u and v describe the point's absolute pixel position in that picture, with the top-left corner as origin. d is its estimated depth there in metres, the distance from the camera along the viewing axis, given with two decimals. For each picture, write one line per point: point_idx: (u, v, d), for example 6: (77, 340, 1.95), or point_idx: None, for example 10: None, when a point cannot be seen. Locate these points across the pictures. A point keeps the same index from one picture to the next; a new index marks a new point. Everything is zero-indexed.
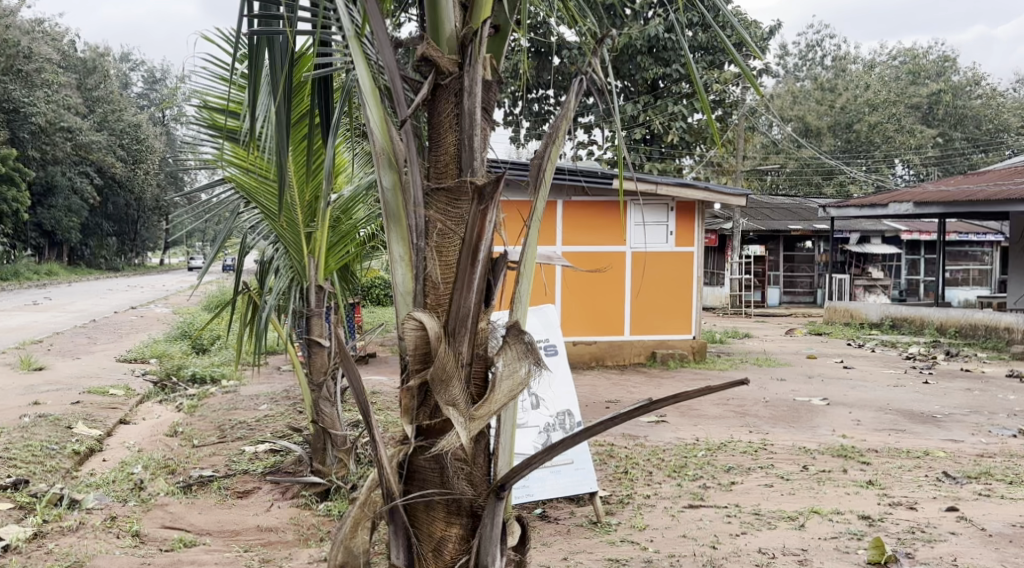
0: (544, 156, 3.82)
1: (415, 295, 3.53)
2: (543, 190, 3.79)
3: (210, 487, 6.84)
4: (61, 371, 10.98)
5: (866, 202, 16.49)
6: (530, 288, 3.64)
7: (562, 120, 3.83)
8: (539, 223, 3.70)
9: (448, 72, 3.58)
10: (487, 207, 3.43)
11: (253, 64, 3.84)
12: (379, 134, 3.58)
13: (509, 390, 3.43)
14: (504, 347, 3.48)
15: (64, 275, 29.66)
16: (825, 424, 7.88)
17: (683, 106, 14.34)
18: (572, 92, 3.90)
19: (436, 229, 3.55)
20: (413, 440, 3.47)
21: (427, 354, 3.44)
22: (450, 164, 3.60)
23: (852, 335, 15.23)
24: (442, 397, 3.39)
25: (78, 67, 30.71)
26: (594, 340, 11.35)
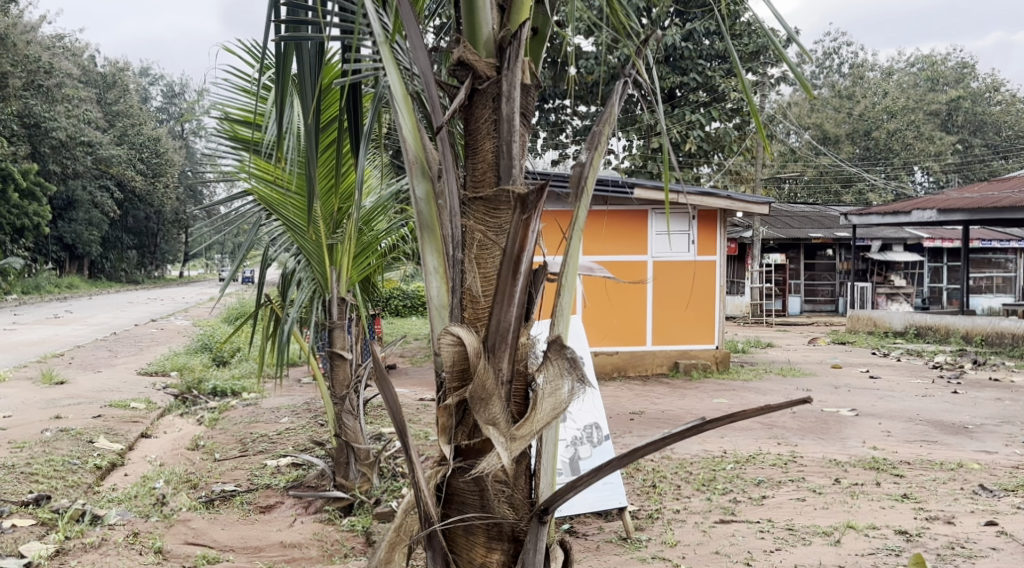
0: (586, 164, 4.03)
1: (452, 308, 3.65)
2: (584, 201, 3.96)
3: (232, 502, 6.77)
4: (82, 385, 10.95)
5: (889, 209, 16.27)
6: (570, 299, 3.75)
7: (607, 121, 4.06)
8: (579, 236, 3.86)
9: (486, 77, 3.68)
10: (529, 217, 3.54)
11: (279, 73, 3.82)
12: (413, 143, 3.68)
13: (550, 409, 3.55)
14: (546, 362, 3.60)
15: (85, 288, 29.79)
16: (854, 435, 7.73)
17: (701, 115, 13.98)
18: (616, 94, 4.16)
19: (474, 241, 3.67)
20: (452, 461, 3.59)
21: (464, 371, 3.56)
22: (488, 172, 3.70)
23: (876, 344, 15.05)
24: (483, 415, 3.52)
25: (98, 82, 31.46)
26: (616, 350, 11.23)
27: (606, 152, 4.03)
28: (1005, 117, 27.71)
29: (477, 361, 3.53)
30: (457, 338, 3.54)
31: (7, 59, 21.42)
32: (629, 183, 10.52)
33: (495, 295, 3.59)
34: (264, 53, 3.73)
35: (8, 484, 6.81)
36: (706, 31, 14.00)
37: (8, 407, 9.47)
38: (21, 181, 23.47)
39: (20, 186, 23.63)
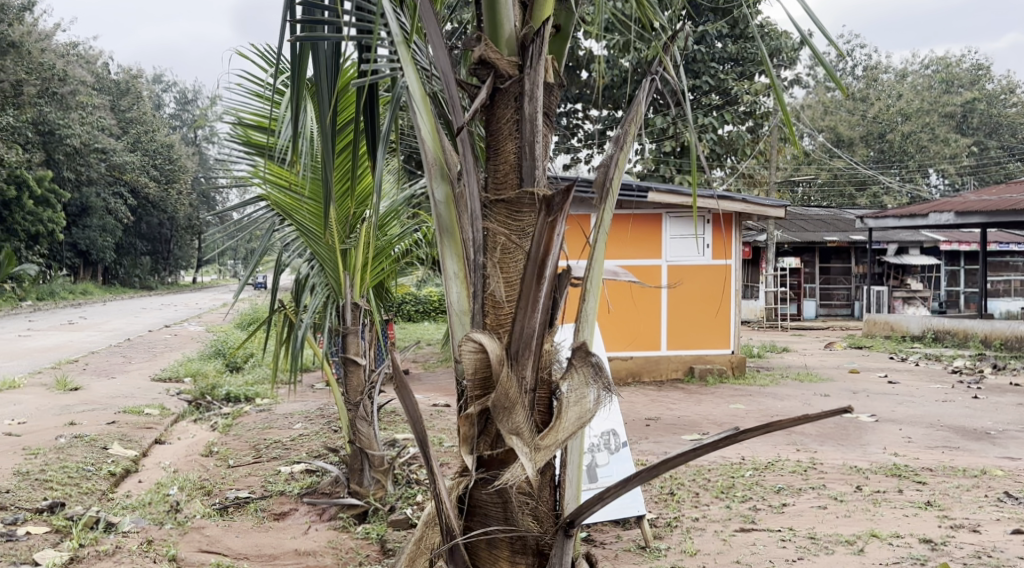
0: (611, 166, 4.01)
1: (473, 314, 3.62)
2: (609, 204, 3.93)
3: (246, 509, 6.73)
4: (96, 391, 10.93)
5: (906, 212, 16.11)
6: (596, 304, 3.74)
7: (635, 116, 4.02)
8: (605, 240, 3.82)
9: (508, 76, 3.64)
10: (556, 219, 3.49)
11: (295, 75, 3.77)
12: (431, 145, 3.67)
13: (576, 418, 3.53)
14: (571, 370, 3.58)
15: (99, 295, 29.85)
16: (875, 441, 7.64)
17: (714, 118, 13.85)
18: (644, 90, 4.18)
19: (496, 245, 3.62)
20: (474, 472, 3.55)
21: (487, 379, 3.52)
22: (510, 173, 3.65)
23: (894, 349, 14.91)
24: (506, 424, 3.48)
25: (112, 89, 31.69)
26: (630, 355, 11.15)
27: (632, 152, 3.99)
28: (1021, 120, 27.52)
29: (500, 369, 3.49)
30: (479, 344, 3.51)
31: (22, 67, 20.83)
32: (643, 187, 10.46)
33: (519, 300, 3.55)
34: (280, 55, 3.68)
35: (23, 491, 6.79)
36: (719, 34, 13.94)
37: (23, 413, 9.46)
38: (35, 188, 23.61)
39: (35, 193, 23.78)
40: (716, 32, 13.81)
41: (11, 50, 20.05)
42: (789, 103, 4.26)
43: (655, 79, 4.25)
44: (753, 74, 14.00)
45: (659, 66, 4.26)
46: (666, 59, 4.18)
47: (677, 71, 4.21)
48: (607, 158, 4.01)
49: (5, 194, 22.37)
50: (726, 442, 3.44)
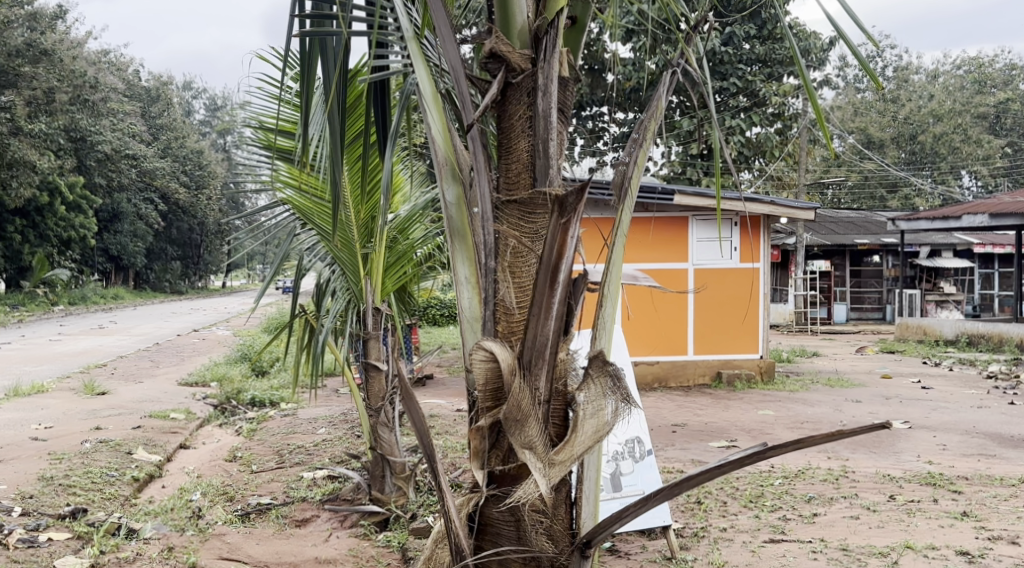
0: (629, 164, 3.92)
1: (484, 321, 3.63)
2: (627, 204, 3.86)
3: (268, 515, 6.66)
4: (123, 396, 10.96)
5: (939, 215, 15.81)
6: (614, 310, 3.73)
7: (656, 110, 3.93)
8: (623, 240, 3.77)
9: (520, 71, 3.64)
10: (568, 222, 3.47)
11: (304, 74, 3.71)
12: (443, 146, 3.71)
13: (592, 432, 3.53)
14: (587, 381, 3.58)
15: (130, 299, 30.08)
16: (908, 449, 7.45)
17: (742, 120, 13.66)
18: (665, 85, 4.10)
19: (507, 247, 3.64)
20: (486, 488, 3.57)
21: (499, 390, 3.52)
22: (523, 172, 3.66)
23: (927, 353, 14.64)
24: (518, 436, 3.48)
25: (143, 95, 32.41)
26: (656, 360, 11.02)
27: (651, 152, 3.89)
28: None
29: (512, 379, 3.50)
30: (490, 352, 3.51)
31: (53, 75, 20.22)
32: (668, 189, 10.31)
33: (531, 306, 3.55)
34: (288, 51, 3.63)
35: (46, 496, 6.77)
36: (747, 35, 13.71)
37: (50, 418, 9.48)
38: (67, 194, 23.81)
39: (66, 199, 24.03)
40: (744, 33, 13.61)
41: (43, 57, 19.76)
42: (821, 103, 4.08)
43: (676, 72, 4.17)
44: (782, 75, 13.76)
45: (680, 58, 4.17)
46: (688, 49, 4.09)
47: (699, 62, 4.12)
48: (627, 154, 3.92)
49: (38, 200, 22.54)
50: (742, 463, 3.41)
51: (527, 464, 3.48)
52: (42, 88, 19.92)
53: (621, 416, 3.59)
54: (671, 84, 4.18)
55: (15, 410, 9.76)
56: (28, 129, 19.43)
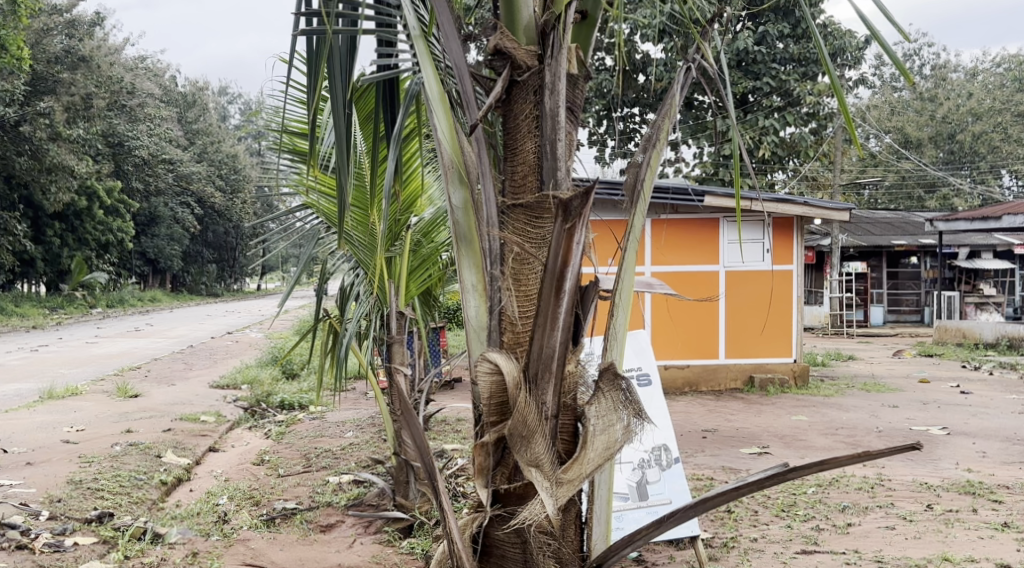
0: (642, 167, 3.84)
1: (490, 331, 3.62)
2: (639, 208, 3.79)
3: (293, 520, 6.62)
4: (156, 398, 11.03)
5: (978, 215, 15.47)
6: (625, 318, 3.71)
7: (671, 108, 3.84)
8: (635, 247, 3.73)
9: (525, 68, 3.64)
10: (573, 226, 3.43)
11: (310, 74, 3.76)
12: (447, 147, 3.67)
13: (602, 449, 3.51)
14: (598, 395, 3.55)
15: (166, 302, 30.35)
16: (947, 456, 7.25)
17: (775, 120, 13.41)
18: (680, 82, 3.99)
19: (511, 254, 3.63)
20: (491, 507, 3.56)
21: (504, 405, 3.49)
22: (530, 175, 3.66)
23: (966, 357, 14.35)
24: (524, 453, 3.44)
25: (178, 101, 32.65)
26: (687, 363, 10.86)
27: (664, 152, 3.81)
28: None
29: (517, 393, 3.47)
30: (495, 364, 3.49)
31: (92, 81, 20.29)
32: (698, 191, 10.17)
33: (538, 317, 3.54)
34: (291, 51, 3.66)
35: (74, 500, 6.78)
36: (780, 33, 13.46)
37: (82, 421, 9.52)
38: (105, 198, 24.01)
39: (104, 203, 24.25)
40: (777, 33, 13.38)
41: (81, 64, 19.94)
42: (849, 104, 3.92)
43: (691, 68, 4.07)
44: (816, 74, 13.50)
45: (696, 54, 4.08)
46: (705, 44, 3.99)
47: (716, 57, 4.03)
48: (640, 157, 3.85)
49: (77, 204, 22.75)
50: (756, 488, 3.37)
51: (533, 483, 3.45)
52: (80, 95, 19.79)
53: (632, 432, 3.56)
54: (686, 81, 4.09)
55: (48, 413, 9.81)
56: (67, 134, 19.56)
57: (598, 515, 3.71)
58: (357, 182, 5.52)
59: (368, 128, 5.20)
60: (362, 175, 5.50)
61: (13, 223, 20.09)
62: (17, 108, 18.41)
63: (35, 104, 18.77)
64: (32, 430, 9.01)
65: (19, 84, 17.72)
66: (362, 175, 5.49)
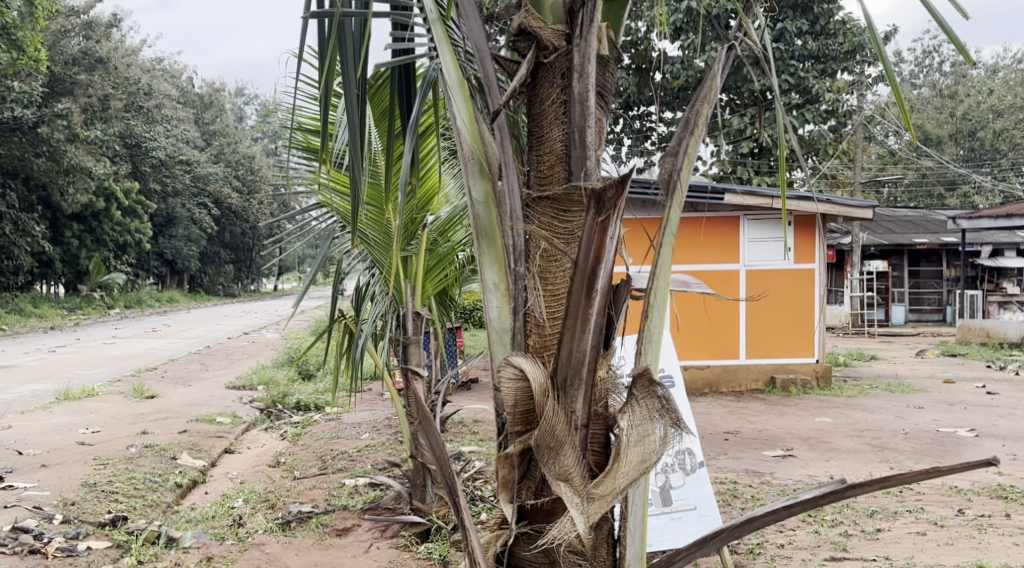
0: (678, 156, 3.82)
1: (514, 332, 3.66)
2: (676, 199, 3.79)
3: (308, 523, 6.51)
4: (172, 399, 10.96)
5: (1002, 212, 15.19)
6: (661, 319, 3.69)
7: (710, 90, 3.84)
8: (672, 245, 3.73)
9: (551, 49, 3.68)
10: (606, 221, 3.46)
11: (322, 64, 3.69)
12: (469, 141, 3.72)
13: (637, 462, 3.52)
14: (632, 402, 3.59)
15: (185, 303, 30.38)
16: (976, 459, 7.08)
17: (794, 118, 13.14)
18: (719, 62, 3.91)
19: (538, 250, 3.67)
20: (516, 524, 3.61)
21: (530, 413, 3.53)
22: (557, 165, 3.69)
23: (991, 356, 14.10)
24: (552, 466, 3.50)
25: (195, 103, 32.84)
26: (707, 364, 10.71)
27: (702, 139, 3.80)
28: None
29: (544, 401, 3.52)
30: (520, 369, 3.54)
31: (108, 83, 20.37)
32: (718, 189, 10.02)
33: (567, 319, 3.57)
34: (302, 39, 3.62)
35: (88, 503, 6.70)
36: (799, 30, 13.20)
37: (98, 422, 9.46)
38: (123, 199, 24.01)
39: (122, 204, 24.27)
40: (795, 29, 13.13)
41: (98, 65, 19.93)
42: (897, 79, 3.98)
43: (733, 48, 3.96)
44: (836, 71, 13.25)
45: (738, 31, 3.95)
46: (747, 23, 3.87)
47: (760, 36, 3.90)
48: (674, 147, 3.83)
49: (94, 205, 22.78)
50: (804, 507, 3.38)
51: (562, 497, 3.49)
52: (97, 96, 19.88)
53: (669, 442, 3.55)
54: (727, 62, 3.97)
55: (64, 414, 9.76)
56: (84, 135, 19.57)
57: (632, 530, 3.68)
58: (372, 179, 5.41)
59: (383, 124, 5.13)
60: (376, 172, 5.39)
61: (30, 224, 20.10)
62: (35, 110, 18.38)
63: (53, 106, 18.75)
64: (48, 431, 8.95)
65: (36, 86, 17.73)
66: (376, 173, 5.38)
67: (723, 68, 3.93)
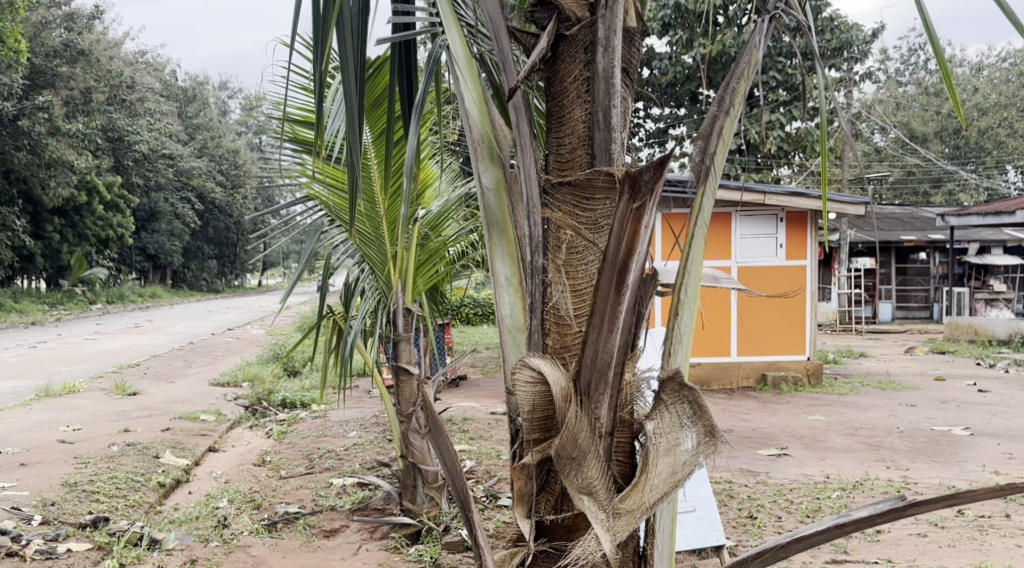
0: (711, 138, 3.87)
1: (532, 331, 3.69)
2: (709, 184, 3.83)
3: (295, 524, 6.36)
4: (155, 396, 10.78)
5: (991, 210, 15.07)
6: (692, 319, 3.77)
7: (748, 65, 3.87)
8: (701, 244, 3.79)
9: (575, 23, 3.72)
10: (641, 209, 3.47)
11: (319, 48, 3.54)
12: (480, 128, 3.77)
13: (667, 472, 3.52)
14: (660, 409, 3.59)
15: (167, 298, 30.06)
16: (972, 458, 7.00)
17: (782, 115, 13.00)
18: (761, 32, 3.91)
19: (561, 245, 3.68)
20: (534, 542, 3.61)
21: (552, 419, 3.54)
22: (580, 152, 3.70)
23: (980, 354, 14.07)
24: (575, 479, 3.51)
25: (179, 96, 32.53)
26: (698, 360, 10.63)
27: (739, 118, 3.85)
28: None
29: (566, 407, 3.53)
30: (537, 372, 3.55)
31: (91, 75, 20.07)
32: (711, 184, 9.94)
33: (593, 318, 3.57)
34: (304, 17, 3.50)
35: (68, 504, 6.51)
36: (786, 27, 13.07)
37: (79, 419, 9.26)
38: (105, 193, 23.73)
39: (104, 199, 23.95)
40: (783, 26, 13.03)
41: (80, 58, 19.57)
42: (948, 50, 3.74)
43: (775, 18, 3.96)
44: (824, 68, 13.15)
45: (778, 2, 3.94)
46: None
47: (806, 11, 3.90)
48: (708, 129, 3.87)
49: (75, 199, 22.45)
50: (861, 526, 3.33)
51: (586, 512, 3.51)
52: (79, 88, 19.60)
53: (700, 455, 3.54)
54: (769, 31, 3.97)
55: (44, 412, 9.55)
56: (66, 128, 19.27)
57: (660, 548, 3.66)
58: (364, 172, 5.26)
59: (377, 116, 5.06)
60: (367, 164, 5.23)
61: (11, 218, 19.80)
62: (16, 102, 18.07)
63: (34, 98, 18.48)
64: (28, 429, 8.77)
65: (16, 78, 17.39)
66: (368, 164, 5.23)
67: (763, 38, 3.92)
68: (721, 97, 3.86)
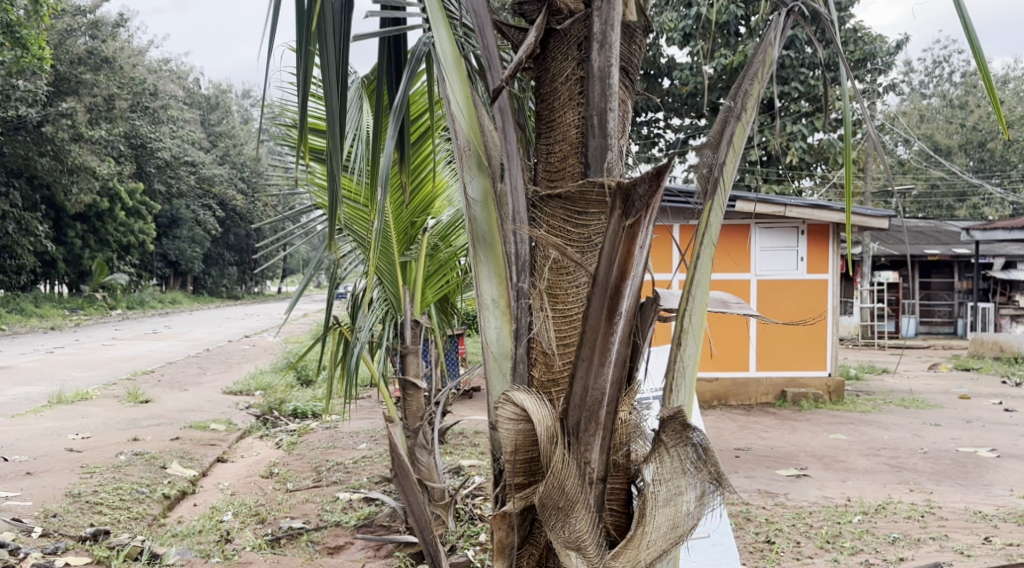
0: (721, 145, 3.70)
1: (517, 360, 3.63)
2: (717, 201, 3.67)
3: (298, 541, 6.21)
4: (166, 404, 10.65)
5: (1018, 224, 14.74)
6: (697, 347, 3.63)
7: (761, 66, 3.71)
8: (705, 265, 3.64)
9: (567, 22, 3.62)
10: (634, 231, 3.37)
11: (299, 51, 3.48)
12: (468, 141, 3.68)
13: (664, 527, 3.42)
14: (661, 452, 3.49)
15: (188, 304, 30.04)
16: (999, 481, 6.77)
17: (803, 126, 12.72)
18: (774, 28, 3.73)
19: (548, 263, 3.61)
20: None
21: (538, 460, 3.47)
22: (569, 168, 3.61)
23: (1006, 371, 13.75)
24: (562, 533, 3.44)
25: (201, 104, 32.68)
26: (717, 376, 10.42)
27: (752, 122, 3.68)
28: None
29: (552, 450, 3.46)
30: (522, 410, 3.48)
31: (114, 82, 20.07)
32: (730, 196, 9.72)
33: (583, 350, 3.47)
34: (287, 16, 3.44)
35: (70, 515, 6.39)
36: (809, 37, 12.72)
37: (89, 428, 9.14)
38: (127, 200, 23.76)
39: (126, 205, 23.97)
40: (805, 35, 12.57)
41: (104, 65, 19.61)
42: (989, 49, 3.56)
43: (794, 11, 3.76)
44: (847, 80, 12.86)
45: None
46: None
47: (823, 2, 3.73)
48: (717, 137, 3.71)
49: (98, 205, 22.49)
50: None
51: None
52: (102, 95, 19.58)
53: (704, 502, 3.45)
54: (787, 25, 3.77)
55: (55, 419, 9.47)
56: (89, 135, 19.22)
57: None
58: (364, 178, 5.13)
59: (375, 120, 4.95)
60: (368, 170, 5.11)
61: (34, 224, 19.82)
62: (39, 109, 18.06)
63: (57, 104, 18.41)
64: (36, 437, 8.67)
65: (40, 85, 17.38)
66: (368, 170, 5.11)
67: (779, 35, 3.74)
68: (732, 99, 3.70)
